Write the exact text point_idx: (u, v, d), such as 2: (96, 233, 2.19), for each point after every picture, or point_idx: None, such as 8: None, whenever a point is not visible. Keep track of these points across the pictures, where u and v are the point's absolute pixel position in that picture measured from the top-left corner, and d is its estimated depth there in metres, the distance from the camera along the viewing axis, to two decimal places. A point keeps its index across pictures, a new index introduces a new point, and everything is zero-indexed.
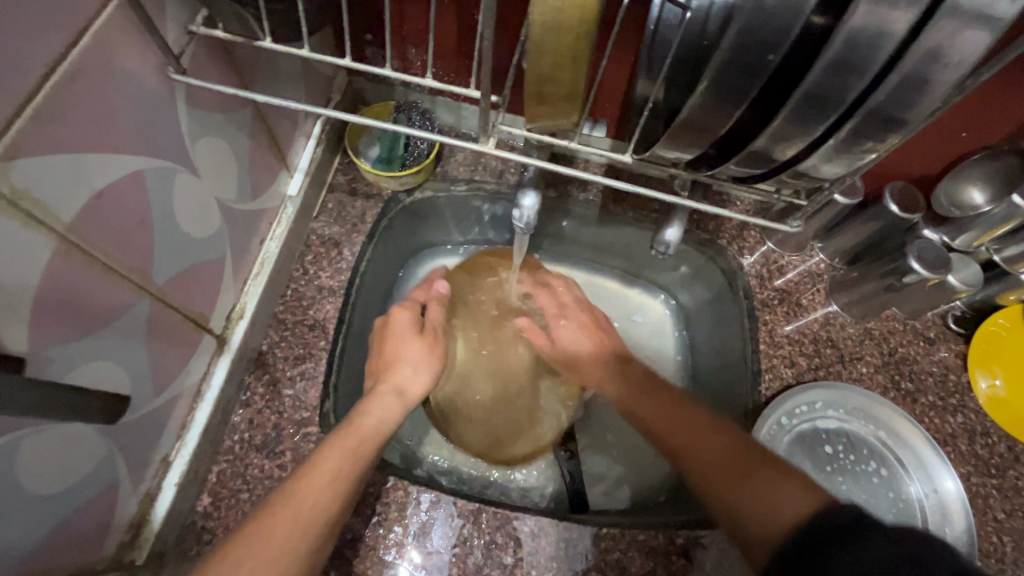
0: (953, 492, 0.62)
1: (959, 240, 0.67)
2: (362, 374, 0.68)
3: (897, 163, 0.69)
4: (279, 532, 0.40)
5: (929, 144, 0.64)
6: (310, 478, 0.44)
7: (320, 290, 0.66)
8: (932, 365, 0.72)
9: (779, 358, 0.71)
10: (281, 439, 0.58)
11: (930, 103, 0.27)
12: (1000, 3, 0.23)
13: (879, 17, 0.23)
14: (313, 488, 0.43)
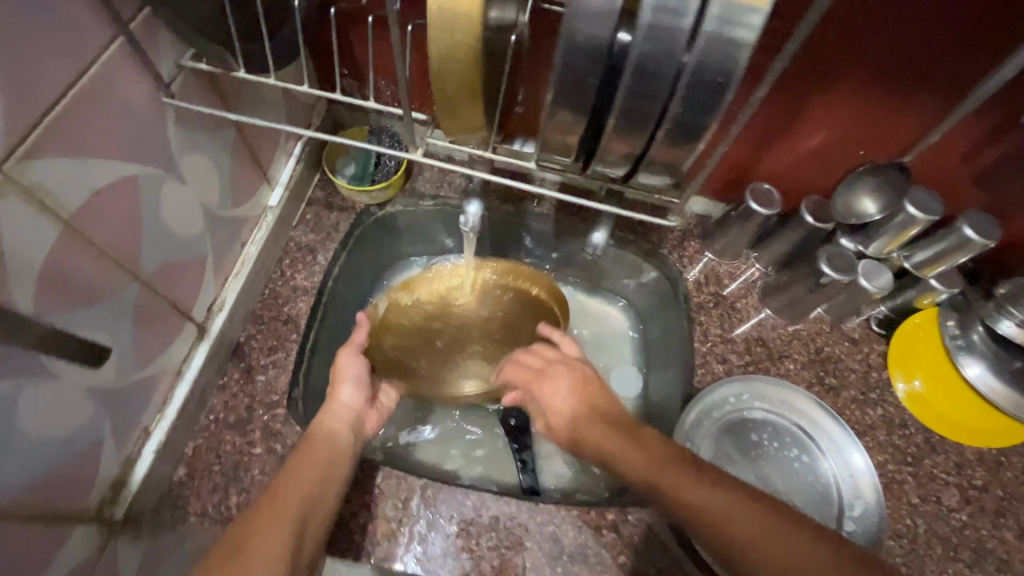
0: (863, 469, 0.67)
1: (872, 248, 0.74)
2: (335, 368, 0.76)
3: (803, 177, 0.76)
4: (269, 527, 0.49)
5: (823, 157, 0.71)
6: (285, 486, 0.53)
7: (295, 290, 0.74)
8: (855, 363, 0.78)
9: (712, 354, 0.78)
10: (252, 418, 0.66)
11: None
12: (742, 28, 0.31)
13: (655, 42, 0.32)
14: (288, 494, 0.52)
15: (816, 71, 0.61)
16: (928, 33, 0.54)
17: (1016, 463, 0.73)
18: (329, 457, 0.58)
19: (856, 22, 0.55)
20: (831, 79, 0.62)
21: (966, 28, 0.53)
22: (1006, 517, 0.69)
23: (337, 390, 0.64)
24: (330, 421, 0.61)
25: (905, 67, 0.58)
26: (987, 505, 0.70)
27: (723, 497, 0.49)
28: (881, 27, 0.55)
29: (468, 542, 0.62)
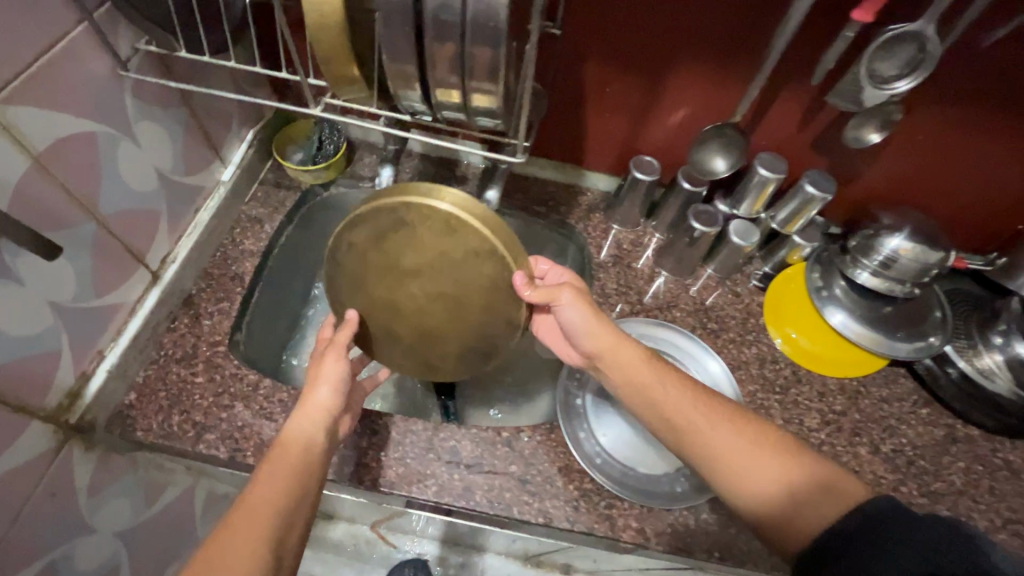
0: (719, 372, 0.81)
1: (742, 208, 0.86)
2: (275, 320, 0.91)
3: (672, 150, 0.89)
4: (242, 537, 0.46)
5: (682, 130, 0.85)
6: (256, 493, 0.50)
7: (242, 252, 0.86)
8: (735, 310, 0.89)
9: (608, 304, 0.89)
10: (197, 354, 0.76)
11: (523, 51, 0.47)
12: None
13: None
14: (261, 501, 0.49)
15: (661, 52, 0.75)
16: (732, 13, 0.68)
17: (872, 391, 0.83)
18: (295, 463, 0.54)
19: (676, 7, 0.69)
20: (674, 59, 0.75)
21: (760, 8, 0.66)
22: (860, 435, 0.79)
23: (315, 388, 0.60)
24: (296, 425, 0.57)
25: (718, 44, 0.72)
26: (844, 426, 0.79)
27: (750, 438, 0.57)
28: (688, 11, 0.69)
29: (378, 454, 0.72)
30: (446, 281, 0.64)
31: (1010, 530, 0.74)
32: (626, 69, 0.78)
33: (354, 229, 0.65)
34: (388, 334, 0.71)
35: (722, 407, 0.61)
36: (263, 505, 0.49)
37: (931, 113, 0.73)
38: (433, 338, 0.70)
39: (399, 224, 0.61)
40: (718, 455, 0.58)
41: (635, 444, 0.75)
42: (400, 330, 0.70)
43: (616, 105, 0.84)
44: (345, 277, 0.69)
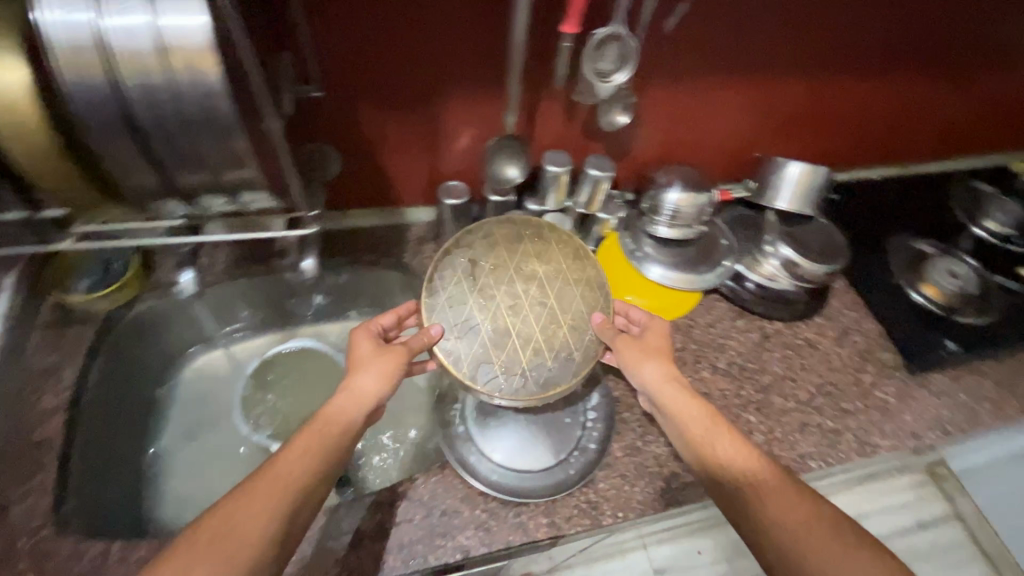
0: None
1: (548, 202, 0.96)
2: (116, 461, 0.83)
3: (468, 168, 0.94)
4: (263, 496, 0.61)
5: (469, 148, 0.90)
6: (282, 462, 0.64)
7: (42, 412, 0.74)
8: None
9: None
10: (14, 550, 0.65)
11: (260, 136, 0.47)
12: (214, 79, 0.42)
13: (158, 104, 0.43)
14: (287, 469, 0.64)
15: (422, 87, 0.79)
16: (465, 40, 0.74)
17: (698, 319, 0.98)
18: (330, 433, 0.69)
19: (415, 45, 0.73)
20: (436, 89, 0.80)
21: (486, 29, 0.73)
22: (699, 361, 0.92)
23: (356, 377, 0.75)
24: (345, 402, 0.72)
25: (467, 68, 0.78)
26: (686, 358, 0.93)
27: (816, 518, 0.61)
28: (428, 46, 0.73)
29: None
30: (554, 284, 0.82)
31: (824, 391, 0.91)
32: (398, 110, 0.82)
33: (471, 233, 0.84)
34: (467, 324, 0.77)
35: (790, 483, 0.65)
36: (287, 471, 0.63)
37: (655, 88, 0.88)
38: (517, 346, 0.76)
39: (540, 247, 0.85)
40: (781, 518, 0.62)
41: (523, 451, 0.79)
42: (483, 319, 0.78)
43: (404, 143, 0.87)
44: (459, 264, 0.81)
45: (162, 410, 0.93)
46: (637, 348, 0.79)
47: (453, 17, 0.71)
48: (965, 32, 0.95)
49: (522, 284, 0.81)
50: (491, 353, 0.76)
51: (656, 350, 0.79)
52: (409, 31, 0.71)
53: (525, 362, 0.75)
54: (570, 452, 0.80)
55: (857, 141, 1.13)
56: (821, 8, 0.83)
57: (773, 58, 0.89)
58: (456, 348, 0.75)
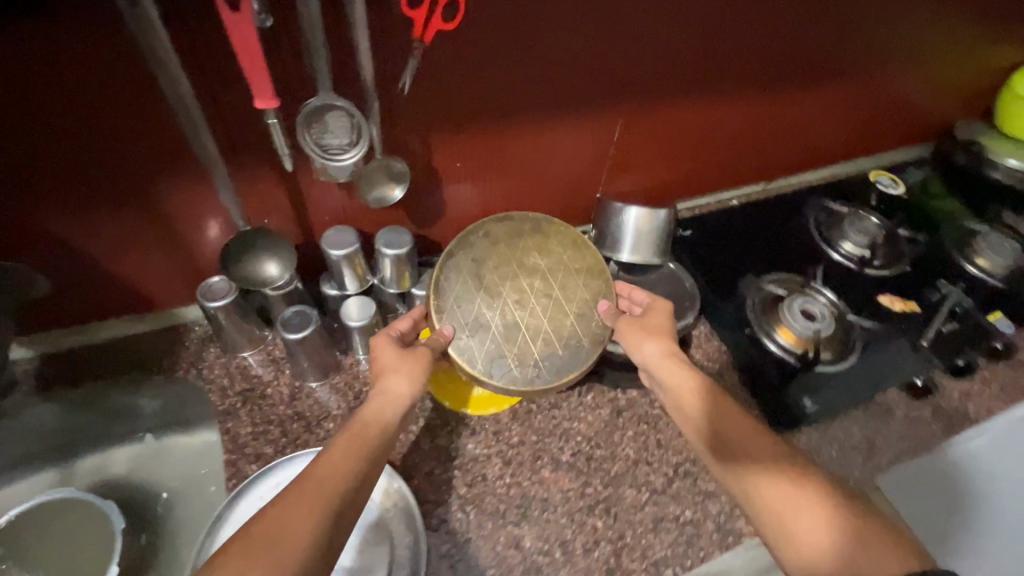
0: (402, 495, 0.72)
1: (349, 285, 0.80)
2: None
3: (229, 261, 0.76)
4: (302, 507, 0.50)
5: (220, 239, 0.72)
6: (322, 467, 0.55)
7: None
8: None
9: (244, 456, 0.74)
10: None
11: None
12: None
13: None
14: (338, 461, 0.56)
15: (118, 181, 0.61)
16: (145, 126, 0.57)
17: (541, 402, 0.83)
18: (366, 434, 0.60)
19: (72, 128, 0.55)
20: (137, 184, 0.62)
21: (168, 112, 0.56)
22: (541, 457, 0.78)
23: (385, 378, 0.67)
24: (378, 408, 0.64)
25: (166, 148, 0.60)
26: (524, 456, 0.78)
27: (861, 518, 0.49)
28: (93, 128, 0.55)
29: None
30: (554, 282, 0.81)
31: (683, 473, 0.79)
32: (95, 213, 0.63)
33: (497, 224, 0.82)
34: (478, 323, 0.76)
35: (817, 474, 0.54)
36: (317, 483, 0.53)
37: (443, 143, 0.73)
38: (517, 343, 0.76)
39: (539, 239, 0.83)
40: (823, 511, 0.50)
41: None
42: (491, 316, 0.77)
43: (123, 243, 0.68)
44: (471, 259, 0.78)
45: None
46: (637, 327, 0.76)
47: (113, 100, 0.54)
48: (793, 48, 0.86)
49: (526, 274, 0.80)
50: (503, 347, 0.76)
51: (660, 329, 0.75)
52: (55, 123, 0.54)
53: (538, 354, 0.76)
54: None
55: (711, 168, 1.04)
56: (617, 39, 0.72)
57: (582, 98, 0.77)
58: (466, 354, 0.73)
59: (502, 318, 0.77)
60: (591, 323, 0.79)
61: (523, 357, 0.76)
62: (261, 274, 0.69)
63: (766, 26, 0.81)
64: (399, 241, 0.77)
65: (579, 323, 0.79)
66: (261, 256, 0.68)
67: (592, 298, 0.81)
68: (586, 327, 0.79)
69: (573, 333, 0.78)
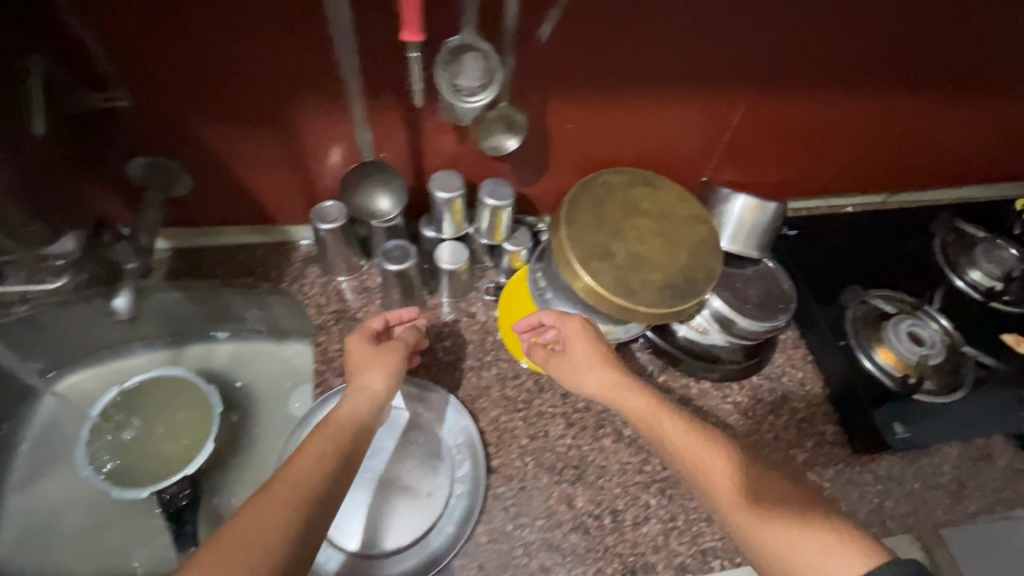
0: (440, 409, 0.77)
1: (446, 229, 0.83)
2: None
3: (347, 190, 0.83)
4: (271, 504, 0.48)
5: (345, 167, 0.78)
6: (301, 463, 0.53)
7: None
8: (472, 333, 0.86)
9: (332, 369, 0.81)
10: None
11: None
12: None
13: None
14: (306, 469, 0.52)
15: (267, 103, 0.67)
16: (298, 54, 0.61)
17: None
18: (343, 435, 0.58)
19: (241, 50, 0.60)
20: (282, 107, 0.68)
21: (318, 37, 0.60)
22: (604, 426, 0.79)
23: (368, 373, 0.67)
24: (349, 404, 0.63)
25: (315, 79, 0.65)
26: (588, 421, 0.79)
27: None
28: (257, 52, 0.61)
29: None
30: (665, 223, 0.81)
31: None
32: (239, 125, 0.69)
33: (612, 174, 0.83)
34: (604, 253, 0.77)
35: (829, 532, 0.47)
36: (303, 477, 0.52)
37: (558, 101, 0.73)
38: (642, 271, 0.76)
39: (649, 186, 0.83)
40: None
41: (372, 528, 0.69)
42: (615, 248, 0.77)
43: (259, 159, 0.75)
44: (590, 200, 0.80)
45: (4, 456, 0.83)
46: (569, 366, 0.70)
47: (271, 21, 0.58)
48: (961, 46, 0.77)
49: (639, 214, 0.81)
50: (628, 277, 0.75)
51: (586, 354, 0.69)
52: (220, 34, 0.59)
53: (660, 286, 0.76)
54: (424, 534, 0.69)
55: (830, 164, 0.97)
56: (765, 13, 0.67)
57: (710, 72, 0.74)
58: (589, 281, 0.74)
59: (623, 249, 0.77)
60: (706, 259, 0.79)
61: (645, 287, 0.75)
62: (374, 203, 0.73)
63: (939, 19, 0.72)
64: (502, 194, 0.78)
65: (694, 261, 0.78)
66: (378, 187, 0.72)
67: (705, 237, 0.81)
68: (702, 263, 0.78)
69: (687, 271, 0.77)
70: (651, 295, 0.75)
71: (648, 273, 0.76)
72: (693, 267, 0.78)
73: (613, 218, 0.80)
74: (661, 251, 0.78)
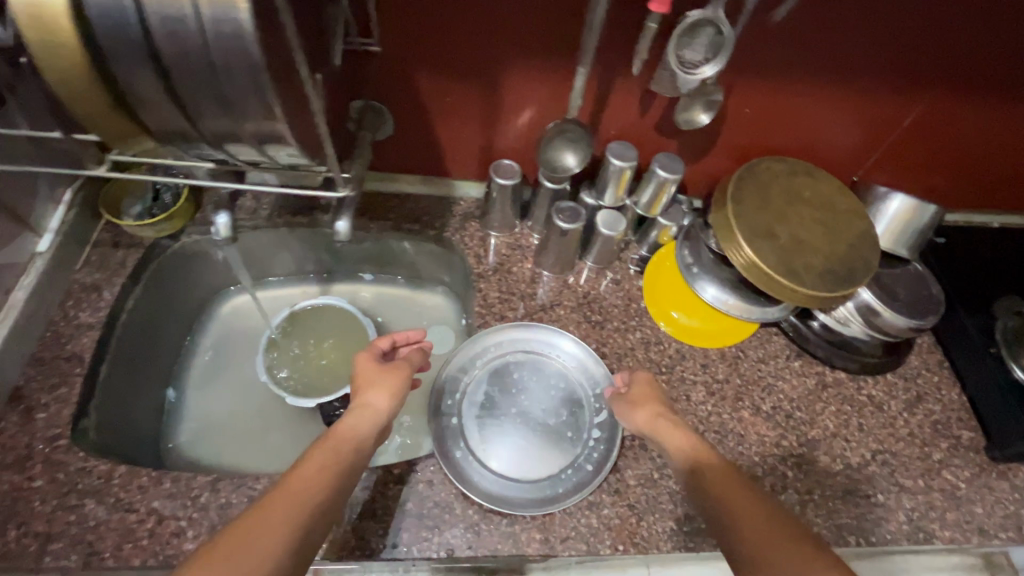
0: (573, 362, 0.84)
1: (606, 198, 0.87)
2: (141, 382, 0.85)
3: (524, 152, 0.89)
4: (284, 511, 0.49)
5: (533, 129, 0.85)
6: (298, 475, 0.54)
7: (79, 327, 0.78)
8: (618, 298, 0.92)
9: (491, 314, 0.88)
10: (31, 456, 0.68)
11: (265, 96, 0.42)
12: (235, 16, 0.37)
13: (176, 39, 0.39)
14: (307, 481, 0.54)
15: (492, 61, 0.74)
16: (540, 18, 0.68)
17: (749, 353, 0.88)
18: (338, 453, 0.59)
19: (492, 10, 0.67)
20: (503, 66, 0.75)
21: (563, 3, 0.66)
22: (743, 399, 0.84)
23: (365, 391, 0.70)
24: (354, 420, 0.65)
25: (544, 43, 0.71)
26: (727, 393, 0.84)
27: None
28: (505, 13, 0.68)
29: None
30: (824, 212, 0.83)
31: (880, 461, 0.80)
32: (458, 79, 0.77)
33: (774, 161, 0.87)
34: (768, 232, 0.80)
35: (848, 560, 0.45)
36: (298, 492, 0.52)
37: (748, 85, 0.78)
38: (802, 254, 0.79)
39: (808, 177, 0.86)
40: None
41: (514, 455, 0.77)
42: (778, 229, 0.81)
43: (461, 113, 0.82)
44: (754, 182, 0.84)
45: (190, 358, 0.93)
46: (627, 403, 0.74)
47: None
48: None
49: (799, 201, 0.84)
50: (791, 257, 0.79)
51: (647, 395, 0.74)
52: None
53: (821, 269, 0.79)
54: (563, 466, 0.77)
55: (985, 181, 0.96)
56: (977, 19, 0.69)
57: (901, 73, 0.76)
58: (755, 255, 0.78)
59: (785, 231, 0.81)
60: (865, 251, 0.81)
61: (807, 268, 0.78)
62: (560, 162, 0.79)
63: None
64: (675, 169, 0.83)
65: (853, 251, 0.81)
66: (566, 147, 0.79)
67: (864, 230, 0.83)
68: (861, 254, 0.81)
69: (846, 259, 0.80)
70: (813, 276, 0.78)
71: (809, 256, 0.79)
72: (853, 257, 0.80)
73: (775, 201, 0.83)
74: (820, 237, 0.81)
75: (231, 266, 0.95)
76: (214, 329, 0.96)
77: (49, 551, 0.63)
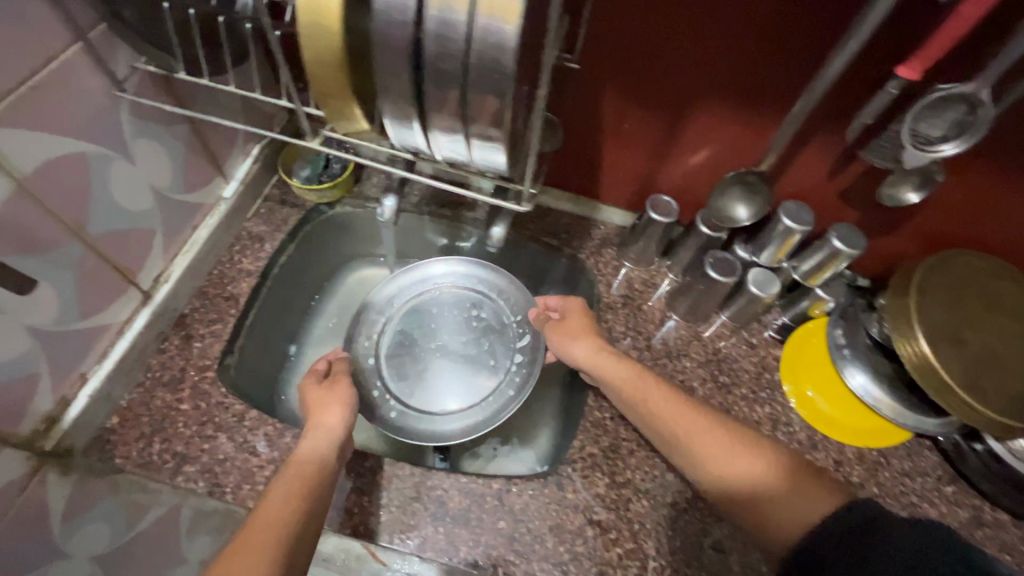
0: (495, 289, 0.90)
1: (764, 256, 0.81)
2: (278, 332, 0.91)
3: (687, 191, 0.85)
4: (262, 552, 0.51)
5: (706, 171, 0.81)
6: (264, 507, 0.56)
7: (240, 272, 0.84)
8: (751, 364, 0.85)
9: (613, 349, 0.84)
10: (184, 379, 0.75)
11: (500, 108, 0.42)
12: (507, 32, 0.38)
13: (442, 44, 0.40)
14: (274, 514, 0.55)
15: (693, 98, 0.71)
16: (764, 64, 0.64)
17: (893, 462, 0.78)
18: (304, 476, 0.61)
19: (715, 49, 0.64)
20: (703, 105, 0.71)
21: (792, 51, 0.61)
22: None
23: (322, 410, 0.70)
24: (311, 442, 0.66)
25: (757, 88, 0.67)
26: None
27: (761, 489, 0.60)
28: (726, 54, 0.64)
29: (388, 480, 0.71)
30: None
31: None
32: (648, 109, 0.74)
33: (975, 258, 0.76)
34: (957, 338, 0.70)
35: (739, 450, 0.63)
36: (267, 521, 0.54)
37: (974, 172, 0.68)
38: (993, 370, 0.68)
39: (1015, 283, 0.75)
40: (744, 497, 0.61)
41: (448, 390, 0.87)
42: (968, 336, 0.70)
43: (637, 141, 0.80)
44: (949, 277, 0.73)
45: (317, 316, 0.97)
46: (564, 330, 0.79)
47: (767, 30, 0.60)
48: None
49: (998, 308, 0.73)
50: (982, 373, 0.68)
51: (582, 327, 0.78)
52: (708, 31, 0.63)
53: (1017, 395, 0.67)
54: (486, 397, 0.85)
55: None
56: None
57: None
58: (938, 361, 0.68)
59: (978, 340, 0.70)
60: None
61: (1001, 389, 0.67)
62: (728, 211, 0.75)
63: None
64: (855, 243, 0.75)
65: None
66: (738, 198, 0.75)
67: None
68: None
69: None
70: (1008, 400, 0.66)
71: (1005, 376, 0.68)
72: None
73: (970, 303, 0.72)
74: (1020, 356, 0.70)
75: (371, 240, 0.99)
76: (340, 296, 1.00)
77: (183, 472, 0.69)
